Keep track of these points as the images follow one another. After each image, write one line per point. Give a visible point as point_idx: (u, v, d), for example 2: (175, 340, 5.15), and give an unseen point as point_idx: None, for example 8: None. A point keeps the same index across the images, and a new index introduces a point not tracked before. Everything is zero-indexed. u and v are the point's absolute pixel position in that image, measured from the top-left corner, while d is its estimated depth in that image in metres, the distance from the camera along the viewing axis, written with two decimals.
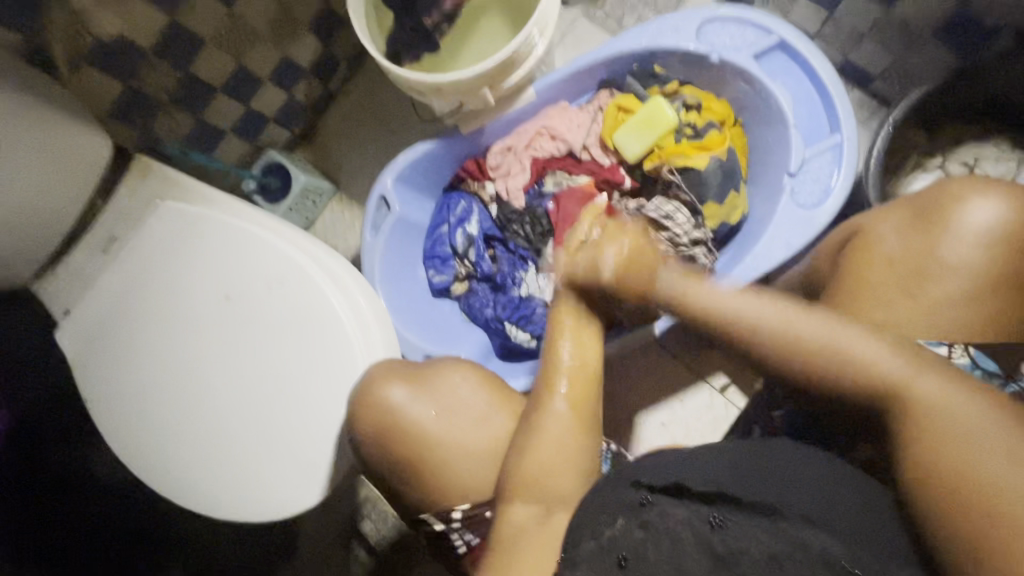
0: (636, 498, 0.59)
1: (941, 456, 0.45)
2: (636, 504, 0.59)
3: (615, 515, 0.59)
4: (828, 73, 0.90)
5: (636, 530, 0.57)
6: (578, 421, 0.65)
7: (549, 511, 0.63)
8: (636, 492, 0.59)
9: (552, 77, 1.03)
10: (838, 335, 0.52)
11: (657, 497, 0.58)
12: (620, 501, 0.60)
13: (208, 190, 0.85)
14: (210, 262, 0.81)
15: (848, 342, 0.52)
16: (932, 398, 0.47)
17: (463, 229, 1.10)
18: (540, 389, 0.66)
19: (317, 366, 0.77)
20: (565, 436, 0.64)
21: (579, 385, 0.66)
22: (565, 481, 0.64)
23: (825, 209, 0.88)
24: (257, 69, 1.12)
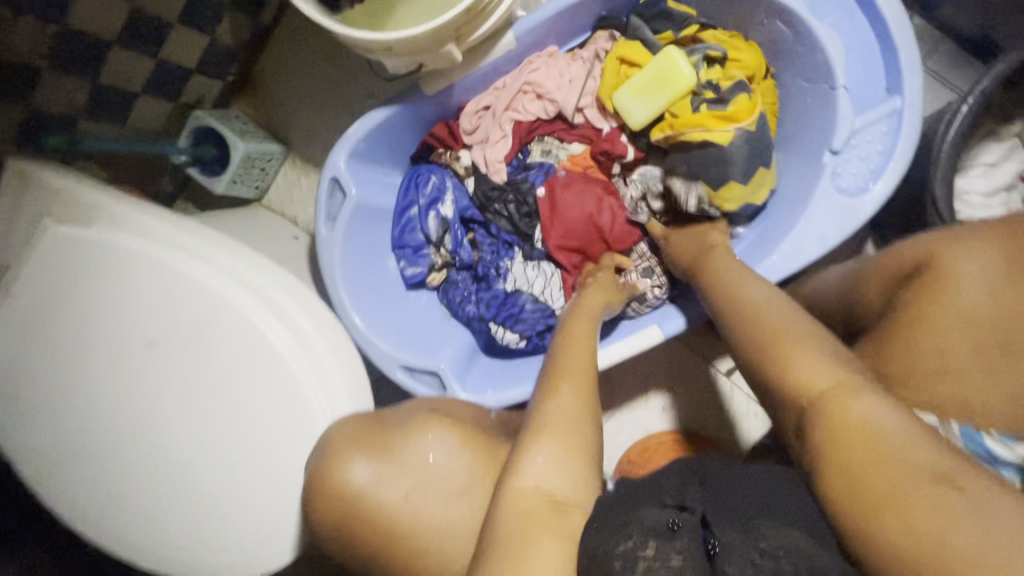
0: (664, 521, 0.50)
1: (871, 486, 0.44)
2: (666, 527, 0.49)
3: (643, 540, 0.49)
4: (894, 11, 0.69)
5: (671, 558, 0.48)
6: (579, 411, 0.60)
7: (563, 505, 0.55)
8: (665, 513, 0.51)
9: (535, 18, 0.80)
10: (807, 352, 0.54)
11: (687, 520, 0.50)
12: (646, 524, 0.50)
13: (108, 203, 0.67)
14: (122, 298, 0.66)
15: (803, 357, 0.54)
16: (862, 420, 0.47)
17: (436, 212, 0.94)
18: (552, 372, 0.65)
19: (270, 415, 0.66)
20: (568, 425, 0.59)
21: (580, 375, 0.64)
22: (571, 480, 0.56)
23: (873, 196, 0.72)
24: (160, 10, 0.88)
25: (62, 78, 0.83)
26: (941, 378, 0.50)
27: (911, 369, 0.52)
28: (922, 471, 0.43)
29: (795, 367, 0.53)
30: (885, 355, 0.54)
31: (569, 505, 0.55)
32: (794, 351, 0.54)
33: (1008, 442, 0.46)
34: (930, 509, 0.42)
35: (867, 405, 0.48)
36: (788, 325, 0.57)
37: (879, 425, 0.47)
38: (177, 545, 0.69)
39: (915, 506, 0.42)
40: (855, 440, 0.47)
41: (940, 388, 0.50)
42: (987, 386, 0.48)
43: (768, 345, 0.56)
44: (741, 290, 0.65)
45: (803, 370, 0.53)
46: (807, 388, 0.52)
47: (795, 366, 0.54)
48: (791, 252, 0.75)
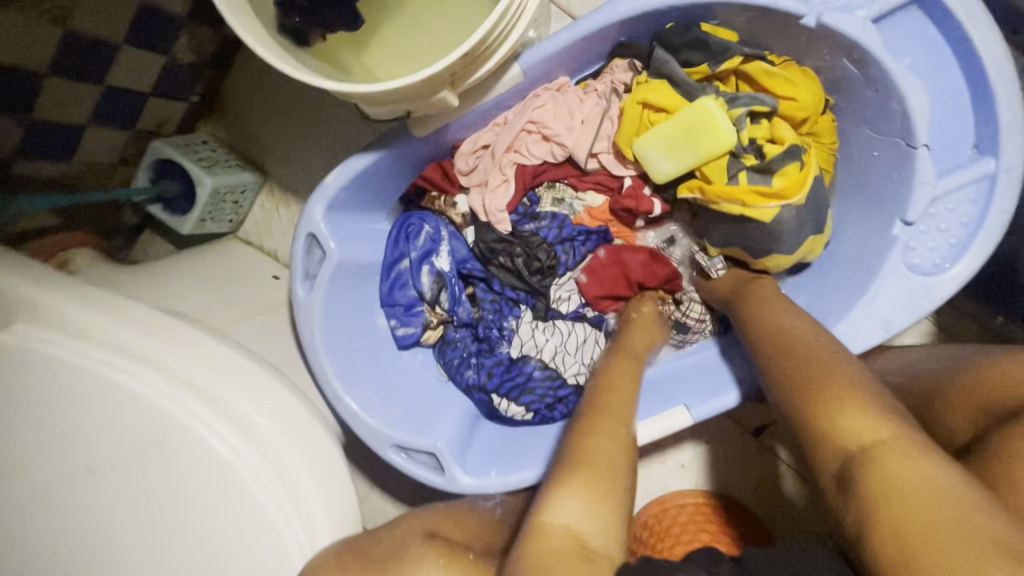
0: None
1: (916, 536, 0.39)
2: None
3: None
4: (991, 52, 0.56)
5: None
6: (624, 455, 0.55)
7: (591, 549, 0.48)
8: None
9: (546, 48, 0.66)
10: (864, 394, 0.50)
11: None
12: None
13: (32, 293, 0.56)
14: (45, 418, 0.54)
15: (859, 395, 0.50)
16: (913, 463, 0.43)
17: (430, 265, 0.82)
18: (588, 404, 0.61)
19: (231, 553, 0.54)
20: (612, 465, 0.53)
21: (616, 406, 0.60)
22: (606, 528, 0.49)
23: (952, 277, 0.60)
24: (100, 30, 0.74)
25: None
26: None
27: None
28: (976, 530, 0.38)
29: (846, 413, 0.49)
30: None
31: (597, 551, 0.48)
32: (849, 391, 0.50)
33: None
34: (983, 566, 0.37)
35: (921, 459, 0.44)
36: (842, 366, 0.53)
37: (930, 475, 0.42)
38: None
39: (964, 562, 0.37)
40: (909, 485, 0.42)
41: None
42: None
43: (816, 383, 0.52)
44: (788, 322, 0.60)
45: (854, 414, 0.48)
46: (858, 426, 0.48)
47: (845, 411, 0.49)
48: (851, 338, 0.62)
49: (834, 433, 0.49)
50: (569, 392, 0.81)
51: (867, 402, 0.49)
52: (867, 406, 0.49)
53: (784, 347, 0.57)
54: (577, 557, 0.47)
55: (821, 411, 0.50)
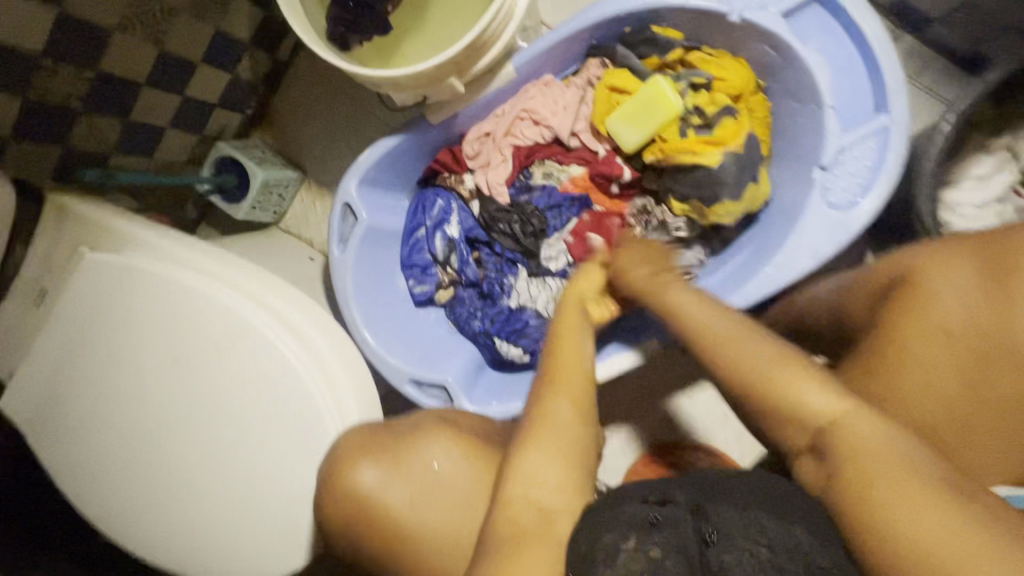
0: (644, 516, 0.52)
1: (876, 503, 0.44)
2: (645, 522, 0.51)
3: (624, 534, 0.50)
4: (876, 34, 0.72)
5: (649, 548, 0.49)
6: (584, 423, 0.58)
7: (551, 513, 0.54)
8: (644, 508, 0.53)
9: (532, 49, 0.84)
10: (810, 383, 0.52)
11: (668, 513, 0.52)
12: (625, 520, 0.52)
13: (137, 233, 0.74)
14: (151, 321, 0.71)
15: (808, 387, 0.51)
16: (866, 445, 0.47)
17: (442, 233, 0.98)
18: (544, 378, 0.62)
19: (285, 426, 0.69)
20: (569, 437, 0.57)
21: (570, 385, 0.60)
22: (567, 488, 0.55)
23: (863, 211, 0.73)
24: (185, 52, 0.94)
25: (95, 118, 0.89)
26: (923, 396, 0.50)
27: (891, 383, 0.51)
28: (933, 489, 0.43)
29: (803, 399, 0.51)
30: (868, 372, 0.53)
31: (558, 511, 0.54)
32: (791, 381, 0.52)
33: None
34: (939, 523, 0.41)
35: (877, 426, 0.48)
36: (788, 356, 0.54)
37: (880, 446, 0.46)
38: (197, 553, 0.74)
39: (916, 519, 0.42)
40: (873, 459, 0.46)
41: (922, 404, 0.50)
42: (967, 404, 0.49)
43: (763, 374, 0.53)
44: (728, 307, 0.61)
45: (803, 397, 0.51)
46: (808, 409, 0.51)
47: (789, 391, 0.52)
48: (784, 266, 0.77)
49: (777, 415, 0.52)
50: None
51: (807, 372, 0.52)
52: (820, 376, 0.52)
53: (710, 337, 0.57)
54: (542, 521, 0.54)
55: (768, 400, 0.53)
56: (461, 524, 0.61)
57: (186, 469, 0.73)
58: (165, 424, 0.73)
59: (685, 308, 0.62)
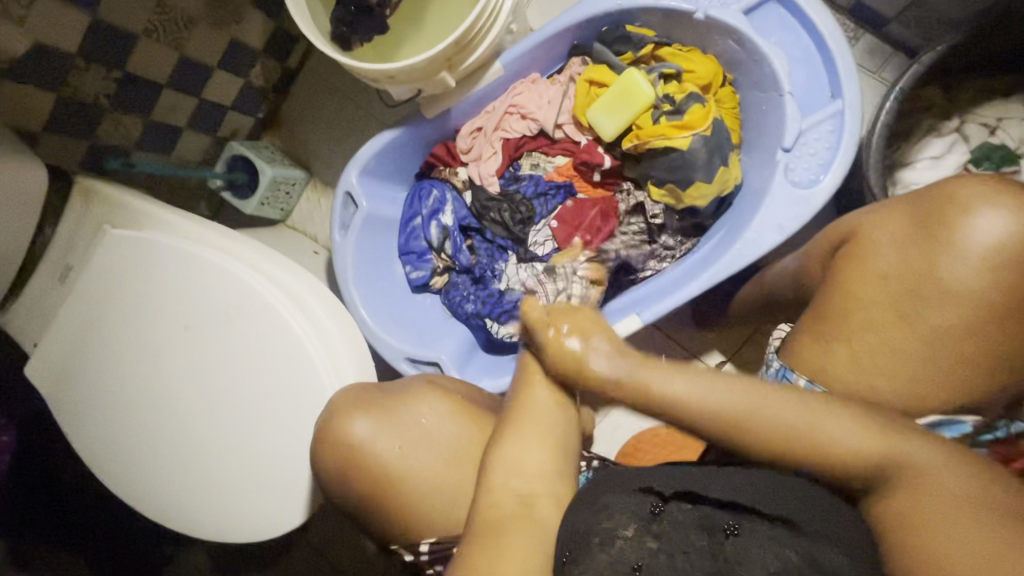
0: (647, 505, 0.56)
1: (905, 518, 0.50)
2: (648, 512, 0.56)
3: (625, 522, 0.55)
4: (829, 26, 0.79)
5: (647, 541, 0.54)
6: (563, 409, 0.59)
7: (533, 497, 0.57)
8: (648, 497, 0.57)
9: (519, 48, 0.91)
10: (818, 419, 0.51)
11: (669, 504, 0.56)
12: (625, 507, 0.56)
13: (155, 211, 0.80)
14: (165, 289, 0.77)
15: (824, 424, 0.51)
16: (929, 474, 0.50)
17: (437, 221, 1.04)
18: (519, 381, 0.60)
19: (284, 386, 0.74)
20: (547, 420, 0.58)
21: (554, 388, 0.59)
22: (549, 475, 0.58)
23: (823, 187, 0.79)
24: (204, 58, 1.03)
25: (120, 116, 0.97)
26: (866, 332, 0.55)
27: (840, 325, 0.57)
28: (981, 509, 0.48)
29: (831, 442, 0.51)
30: (820, 319, 0.58)
31: (538, 494, 0.57)
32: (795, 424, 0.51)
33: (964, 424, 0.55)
34: (968, 531, 0.47)
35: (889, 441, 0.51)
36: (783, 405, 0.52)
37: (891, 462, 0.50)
38: (201, 510, 0.79)
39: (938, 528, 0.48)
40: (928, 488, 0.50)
41: (868, 339, 0.55)
42: (907, 336, 0.54)
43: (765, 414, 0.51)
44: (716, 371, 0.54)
45: (836, 435, 0.51)
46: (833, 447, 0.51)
47: (822, 430, 0.51)
48: (754, 241, 0.82)
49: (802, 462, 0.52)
50: None
51: (820, 412, 0.51)
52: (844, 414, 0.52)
53: (700, 411, 0.51)
54: (523, 506, 0.56)
55: (794, 444, 0.51)
56: (448, 471, 0.66)
57: (190, 428, 0.78)
58: (172, 386, 0.78)
59: (692, 381, 0.52)
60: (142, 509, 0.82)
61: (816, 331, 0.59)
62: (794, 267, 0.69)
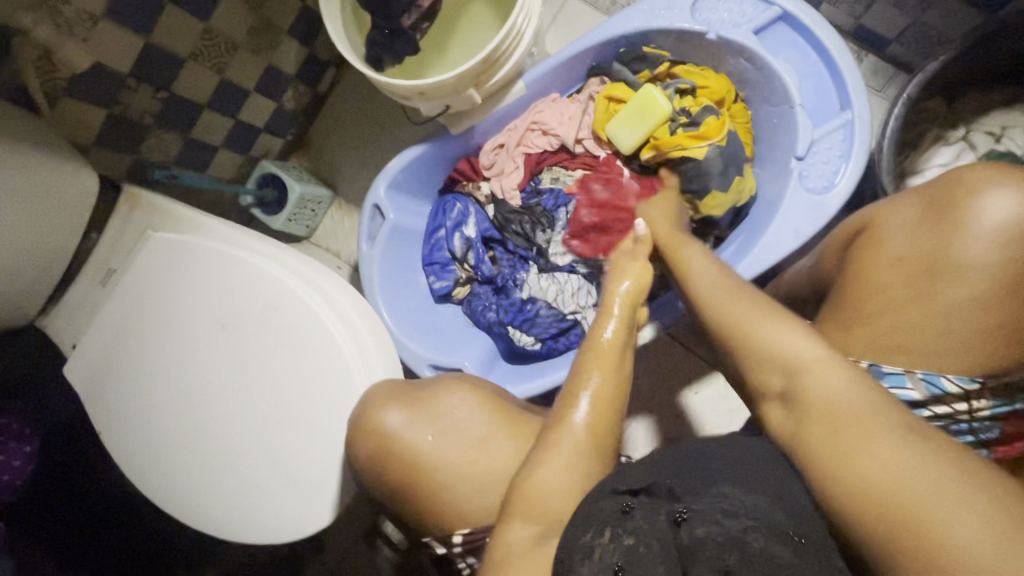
0: (618, 505, 0.50)
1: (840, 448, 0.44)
2: (620, 512, 0.49)
3: (598, 528, 0.48)
4: (835, 43, 0.84)
5: (625, 539, 0.46)
6: (600, 443, 0.56)
7: (547, 536, 0.53)
8: (617, 498, 0.51)
9: (541, 67, 0.97)
10: (812, 367, 0.48)
11: (639, 503, 0.50)
12: (601, 513, 0.49)
13: (197, 217, 0.84)
14: (203, 290, 0.80)
15: (784, 341, 0.50)
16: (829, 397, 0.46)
17: (460, 233, 1.08)
18: (563, 399, 0.59)
19: (316, 385, 0.75)
20: (580, 456, 0.55)
21: (603, 403, 0.58)
22: (577, 494, 0.54)
23: (837, 193, 0.82)
24: (242, 80, 1.09)
25: (162, 133, 1.03)
26: (885, 314, 0.56)
27: (858, 311, 0.58)
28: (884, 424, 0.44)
29: (772, 344, 0.50)
30: (840, 306, 0.60)
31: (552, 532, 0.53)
32: (756, 337, 0.52)
33: (960, 380, 0.53)
34: (908, 464, 0.41)
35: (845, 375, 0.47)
36: (785, 347, 0.50)
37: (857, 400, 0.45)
38: (229, 512, 0.79)
39: (874, 451, 0.43)
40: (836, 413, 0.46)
41: (886, 321, 0.57)
42: (923, 313, 0.55)
43: (730, 321, 0.54)
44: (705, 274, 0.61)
45: (783, 344, 0.50)
46: (779, 354, 0.50)
47: (766, 338, 0.51)
48: (771, 245, 0.84)
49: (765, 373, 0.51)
50: (568, 326, 1.02)
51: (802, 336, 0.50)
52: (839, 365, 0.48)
53: (729, 324, 0.54)
54: (532, 543, 0.52)
55: (742, 343, 0.52)
56: (481, 463, 0.67)
57: (222, 429, 0.79)
58: (205, 386, 0.80)
59: (721, 289, 0.58)
60: (171, 509, 0.82)
61: (838, 320, 0.60)
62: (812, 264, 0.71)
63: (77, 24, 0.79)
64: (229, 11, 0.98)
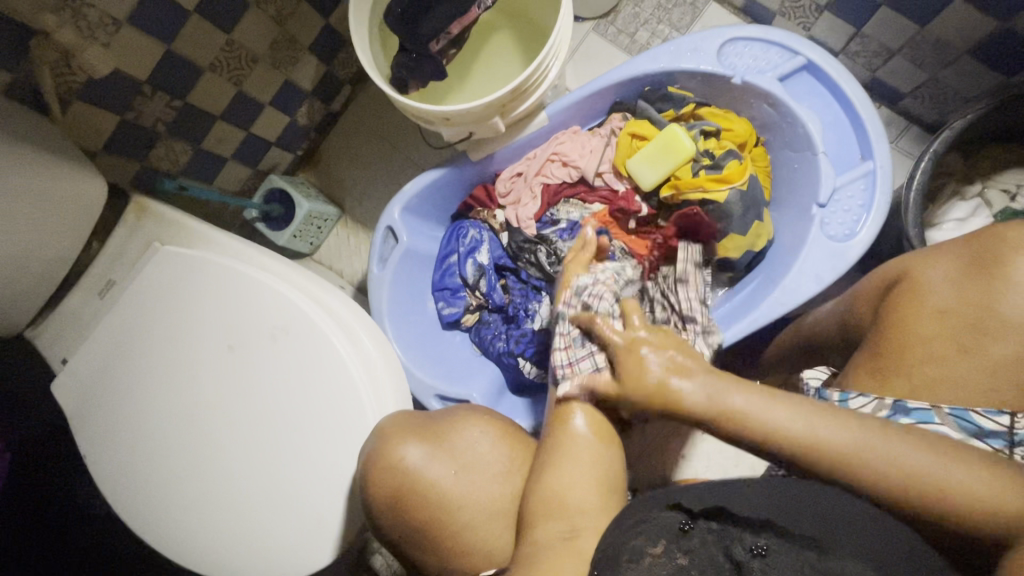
0: (676, 523, 0.53)
1: None
2: (677, 528, 0.53)
3: (653, 539, 0.52)
4: (859, 95, 0.85)
5: (677, 556, 0.52)
6: (604, 439, 0.59)
7: (576, 530, 0.55)
8: (675, 515, 0.53)
9: (565, 100, 0.97)
10: (924, 466, 0.48)
11: (698, 521, 0.53)
12: (658, 525, 0.53)
13: (208, 231, 0.81)
14: (211, 310, 0.76)
15: (937, 473, 0.47)
16: None
17: (473, 259, 1.06)
18: (556, 411, 0.60)
19: (325, 416, 0.72)
20: (592, 458, 0.58)
21: (594, 409, 0.60)
22: (592, 489, 0.56)
23: (858, 242, 0.83)
24: (259, 94, 1.07)
25: (173, 143, 1.00)
26: (927, 365, 0.56)
27: (898, 361, 0.57)
28: None
29: (950, 483, 0.47)
30: (879, 354, 0.59)
31: (582, 528, 0.55)
32: (894, 469, 0.48)
33: (991, 415, 0.53)
34: None
35: None
36: (945, 477, 0.47)
37: None
38: (219, 548, 0.74)
39: None
40: None
41: (928, 372, 0.56)
42: (968, 368, 0.54)
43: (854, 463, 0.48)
44: (782, 422, 0.49)
45: (955, 480, 0.47)
46: (971, 501, 0.47)
47: (935, 483, 0.47)
48: (791, 289, 0.84)
49: (876, 485, 0.48)
50: None
51: (912, 450, 0.48)
52: (953, 457, 0.48)
53: (853, 459, 0.48)
54: (565, 541, 0.54)
55: (913, 498, 0.48)
56: (503, 498, 0.65)
57: (222, 458, 0.75)
58: (204, 411, 0.75)
59: (793, 417, 0.49)
60: (156, 545, 0.76)
61: (874, 368, 0.59)
62: (840, 311, 0.71)
63: (99, 28, 0.77)
64: (253, 24, 0.96)
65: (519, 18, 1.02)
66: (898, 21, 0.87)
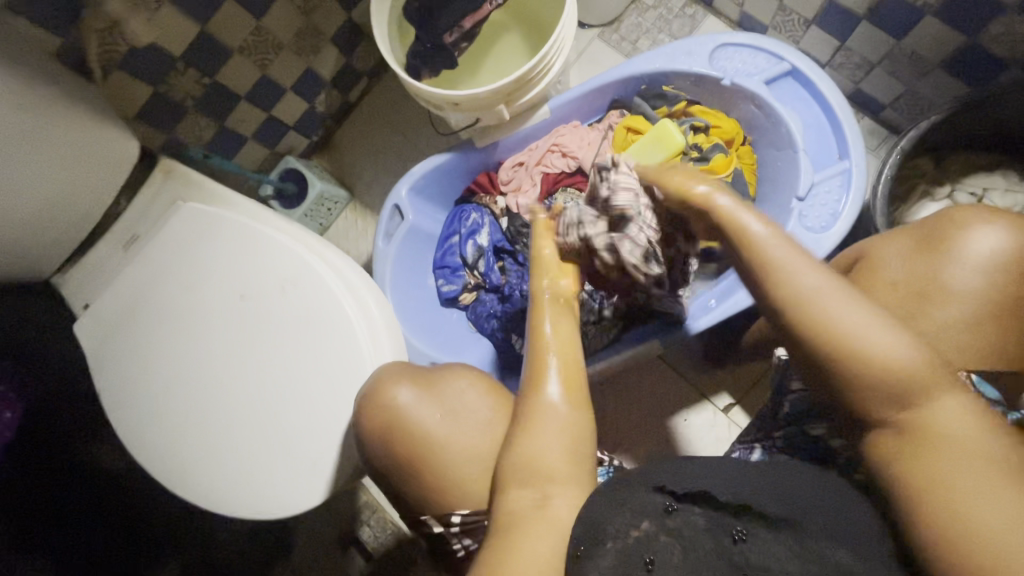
0: (660, 504, 0.56)
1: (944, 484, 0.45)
2: (661, 508, 0.56)
3: (637, 518, 0.55)
4: (839, 99, 0.92)
5: (661, 536, 0.54)
6: (577, 415, 0.62)
7: (547, 498, 0.58)
8: (660, 496, 0.56)
9: (566, 94, 1.04)
10: (852, 311, 0.50)
11: (682, 503, 0.56)
12: (642, 508, 0.56)
13: (230, 193, 0.88)
14: (228, 263, 0.82)
15: (864, 327, 0.50)
16: (945, 430, 0.47)
17: (474, 240, 1.11)
18: (533, 377, 0.63)
19: (326, 366, 0.77)
20: (564, 426, 0.61)
21: (567, 378, 0.63)
22: (564, 458, 0.60)
23: (833, 233, 0.88)
24: (282, 78, 1.15)
25: (198, 117, 1.07)
26: None
27: None
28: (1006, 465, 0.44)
29: (872, 343, 0.49)
30: None
31: (553, 494, 0.58)
32: (824, 303, 0.51)
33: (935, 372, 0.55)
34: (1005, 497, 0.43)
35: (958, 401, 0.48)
36: (871, 338, 0.49)
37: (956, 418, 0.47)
38: (219, 487, 0.79)
39: (983, 480, 0.44)
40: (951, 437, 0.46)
41: None
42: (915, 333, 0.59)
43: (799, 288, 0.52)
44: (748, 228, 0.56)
45: (880, 344, 0.49)
46: (887, 359, 0.48)
47: (855, 330, 0.49)
48: None
49: (804, 323, 0.51)
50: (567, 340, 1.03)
51: (839, 287, 0.51)
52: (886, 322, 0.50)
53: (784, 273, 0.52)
54: (538, 508, 0.58)
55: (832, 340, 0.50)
56: (487, 450, 0.70)
57: (227, 405, 0.80)
58: (213, 358, 0.81)
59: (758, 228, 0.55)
60: (161, 481, 0.81)
61: None
62: None
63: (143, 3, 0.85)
64: (281, 12, 1.04)
65: (528, 20, 1.10)
66: (876, 35, 0.94)
